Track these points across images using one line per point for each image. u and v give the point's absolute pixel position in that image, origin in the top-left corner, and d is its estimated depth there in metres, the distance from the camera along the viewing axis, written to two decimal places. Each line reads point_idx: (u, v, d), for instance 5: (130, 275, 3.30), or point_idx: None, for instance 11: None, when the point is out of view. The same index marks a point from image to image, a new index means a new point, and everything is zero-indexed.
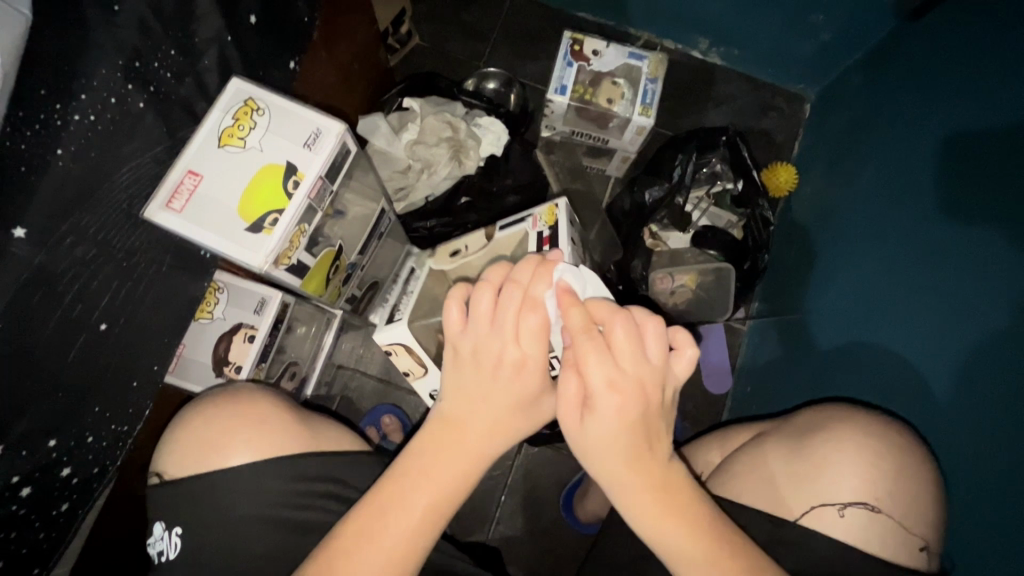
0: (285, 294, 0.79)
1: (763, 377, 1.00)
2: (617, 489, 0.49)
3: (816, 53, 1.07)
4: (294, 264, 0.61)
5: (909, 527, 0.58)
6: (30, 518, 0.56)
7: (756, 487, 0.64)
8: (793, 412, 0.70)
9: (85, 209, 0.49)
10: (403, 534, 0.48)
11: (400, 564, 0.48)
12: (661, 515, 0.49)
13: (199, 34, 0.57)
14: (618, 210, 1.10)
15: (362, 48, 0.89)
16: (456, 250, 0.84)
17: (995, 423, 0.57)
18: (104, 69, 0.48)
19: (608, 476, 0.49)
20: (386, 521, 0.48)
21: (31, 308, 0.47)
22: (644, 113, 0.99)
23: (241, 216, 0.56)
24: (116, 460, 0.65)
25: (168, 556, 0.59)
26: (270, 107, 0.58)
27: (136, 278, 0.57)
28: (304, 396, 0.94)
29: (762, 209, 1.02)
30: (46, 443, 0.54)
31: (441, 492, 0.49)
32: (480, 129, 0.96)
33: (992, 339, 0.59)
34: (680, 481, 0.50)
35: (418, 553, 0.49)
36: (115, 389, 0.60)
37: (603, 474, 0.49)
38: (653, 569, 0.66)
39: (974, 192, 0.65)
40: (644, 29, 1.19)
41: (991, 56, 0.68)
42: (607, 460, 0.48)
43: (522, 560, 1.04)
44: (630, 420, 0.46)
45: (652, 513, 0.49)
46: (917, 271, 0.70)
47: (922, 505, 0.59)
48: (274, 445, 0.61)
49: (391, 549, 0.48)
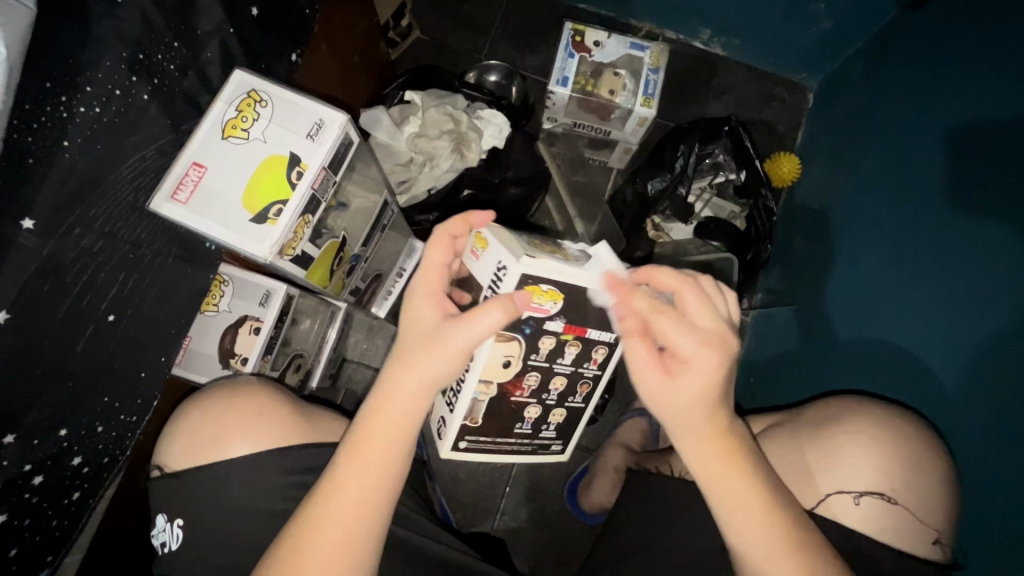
0: (289, 286, 0.78)
1: (766, 369, 1.00)
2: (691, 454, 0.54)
3: (817, 43, 1.07)
4: (298, 255, 0.60)
5: (924, 520, 0.59)
6: (42, 506, 0.57)
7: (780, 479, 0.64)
8: (808, 403, 0.71)
9: (91, 200, 0.50)
10: (366, 481, 0.52)
11: (371, 509, 0.52)
12: (726, 467, 0.53)
13: (200, 26, 0.57)
14: (620, 201, 1.10)
15: (362, 40, 0.90)
16: (343, 252, 0.72)
17: (999, 410, 0.58)
18: (107, 62, 0.49)
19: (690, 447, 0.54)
20: (343, 467, 0.53)
21: (40, 298, 0.48)
22: (645, 104, 0.99)
23: (245, 207, 0.55)
24: (124, 450, 0.66)
25: (170, 547, 0.60)
26: (273, 99, 0.58)
27: (142, 270, 0.58)
28: (308, 388, 0.93)
29: (764, 198, 1.01)
30: (57, 432, 0.55)
31: (385, 435, 0.53)
32: (482, 122, 0.96)
33: (1002, 329, 0.59)
34: (738, 433, 0.54)
35: (374, 506, 0.53)
36: (122, 380, 0.60)
37: (688, 444, 0.54)
38: (654, 557, 0.67)
39: (981, 181, 0.65)
40: (646, 20, 1.19)
41: (995, 42, 0.68)
42: (688, 412, 0.52)
43: (525, 550, 1.05)
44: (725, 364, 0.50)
45: (718, 471, 0.53)
46: (926, 261, 0.69)
47: (936, 498, 0.59)
48: (273, 437, 0.62)
49: (360, 492, 0.52)
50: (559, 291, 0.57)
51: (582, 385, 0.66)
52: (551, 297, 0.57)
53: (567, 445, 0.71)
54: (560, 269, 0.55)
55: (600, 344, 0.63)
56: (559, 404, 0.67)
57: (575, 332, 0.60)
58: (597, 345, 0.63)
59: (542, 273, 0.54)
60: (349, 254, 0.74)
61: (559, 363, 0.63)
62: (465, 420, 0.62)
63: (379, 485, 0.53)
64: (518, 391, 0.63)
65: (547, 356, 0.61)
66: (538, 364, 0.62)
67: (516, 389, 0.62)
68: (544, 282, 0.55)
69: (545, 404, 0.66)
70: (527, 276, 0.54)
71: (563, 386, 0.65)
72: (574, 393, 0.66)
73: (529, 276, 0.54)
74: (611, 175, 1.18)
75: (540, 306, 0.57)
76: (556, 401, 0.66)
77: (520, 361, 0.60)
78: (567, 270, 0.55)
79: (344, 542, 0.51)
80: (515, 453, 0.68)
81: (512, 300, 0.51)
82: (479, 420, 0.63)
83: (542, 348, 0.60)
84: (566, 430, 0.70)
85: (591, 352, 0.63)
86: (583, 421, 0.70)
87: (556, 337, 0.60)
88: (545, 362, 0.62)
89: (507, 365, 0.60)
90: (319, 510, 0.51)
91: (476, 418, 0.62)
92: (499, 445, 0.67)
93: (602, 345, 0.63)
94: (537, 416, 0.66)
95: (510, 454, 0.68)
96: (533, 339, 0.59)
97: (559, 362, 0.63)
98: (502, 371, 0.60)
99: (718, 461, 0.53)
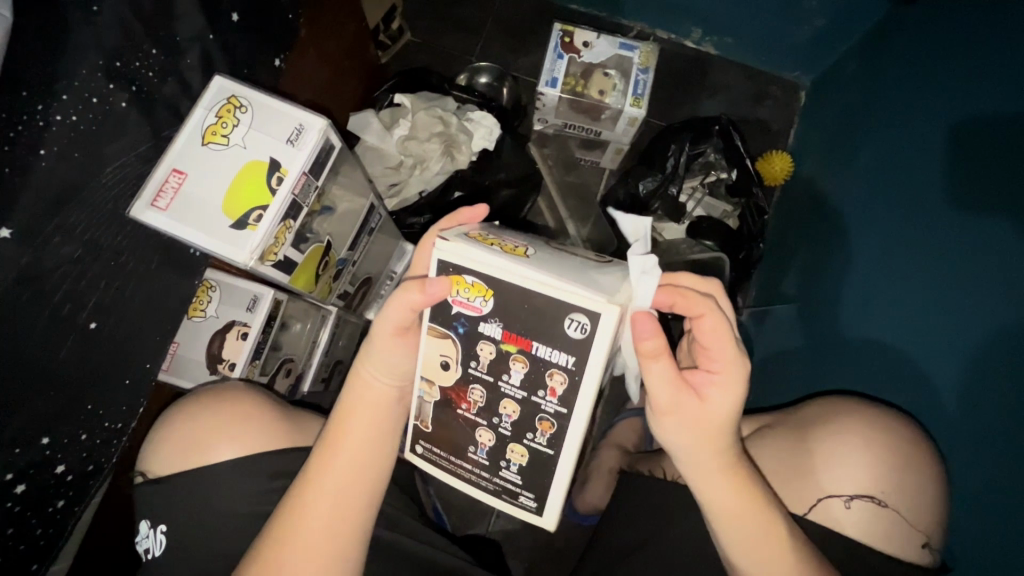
0: (277, 292, 0.77)
1: (761, 369, 0.99)
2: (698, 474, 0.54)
3: (809, 41, 1.06)
4: (281, 260, 0.60)
5: (914, 523, 0.58)
6: (25, 515, 0.57)
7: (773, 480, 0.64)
8: (799, 403, 0.71)
9: (70, 208, 0.50)
10: (346, 474, 0.55)
11: (352, 503, 0.55)
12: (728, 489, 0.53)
13: (180, 33, 0.57)
14: (611, 201, 1.07)
15: (351, 43, 0.90)
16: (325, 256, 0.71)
17: (990, 409, 0.58)
18: (84, 70, 0.49)
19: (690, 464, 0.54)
20: (324, 463, 0.55)
21: (18, 306, 0.48)
22: (635, 105, 0.99)
23: (225, 213, 0.55)
24: (110, 457, 0.66)
25: (154, 554, 0.60)
26: (253, 104, 0.58)
27: (125, 276, 0.58)
28: (300, 394, 0.93)
29: (756, 197, 0.99)
30: (39, 440, 0.55)
31: (360, 426, 0.57)
32: (472, 124, 0.96)
33: (995, 330, 0.58)
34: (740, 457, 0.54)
35: (354, 501, 0.56)
36: (107, 387, 0.61)
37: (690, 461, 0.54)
38: (644, 559, 0.67)
39: (974, 179, 0.64)
40: (637, 20, 1.19)
41: (988, 39, 0.68)
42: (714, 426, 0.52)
43: (520, 552, 1.05)
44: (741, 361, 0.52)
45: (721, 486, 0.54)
46: (919, 260, 0.69)
47: (927, 501, 0.59)
48: (261, 441, 0.62)
49: (336, 487, 0.55)
50: (485, 285, 0.50)
51: (542, 422, 0.52)
52: (479, 293, 0.51)
53: (544, 508, 0.54)
54: (481, 258, 0.50)
55: (552, 366, 0.50)
56: (517, 439, 0.53)
57: (518, 345, 0.50)
58: (549, 369, 0.50)
59: (460, 261, 0.51)
60: (331, 258, 0.72)
61: (506, 383, 0.52)
62: (417, 421, 0.57)
63: (358, 471, 0.56)
64: (464, 404, 0.55)
65: (491, 369, 0.52)
66: (481, 376, 0.53)
67: (462, 401, 0.55)
68: (467, 273, 0.51)
69: (499, 433, 0.54)
70: (446, 263, 0.51)
71: (515, 415, 0.52)
72: (533, 429, 0.52)
73: (448, 264, 0.51)
74: (604, 174, 1.17)
75: (467, 302, 0.51)
76: (513, 434, 0.53)
77: (459, 367, 0.53)
78: (496, 262, 0.50)
79: (331, 531, 0.54)
80: (479, 491, 0.56)
81: (419, 286, 0.51)
82: (431, 427, 0.57)
83: (482, 355, 0.52)
84: (540, 481, 0.53)
85: (545, 378, 0.51)
86: (563, 478, 0.52)
87: (494, 346, 0.51)
88: (490, 377, 0.53)
89: (447, 367, 0.54)
90: (308, 505, 0.54)
91: (426, 423, 0.57)
92: (457, 469, 0.57)
93: (555, 369, 0.50)
94: (492, 445, 0.54)
95: (476, 491, 0.56)
96: (469, 343, 0.52)
97: (506, 381, 0.52)
98: (444, 374, 0.54)
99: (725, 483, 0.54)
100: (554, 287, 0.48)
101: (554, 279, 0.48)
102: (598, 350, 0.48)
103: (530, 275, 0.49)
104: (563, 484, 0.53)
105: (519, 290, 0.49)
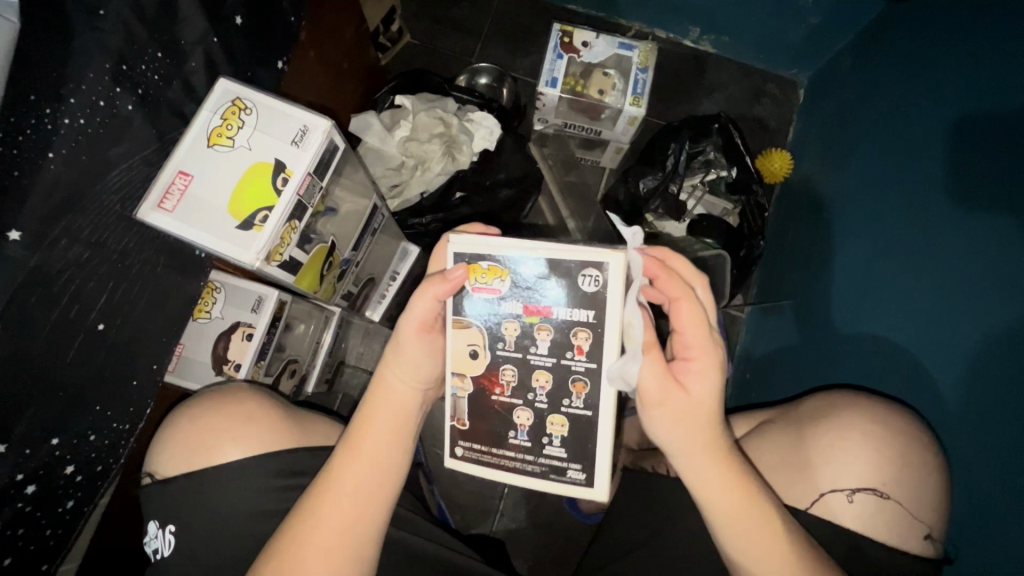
0: (281, 293, 0.78)
1: (761, 366, 1.00)
2: (698, 482, 0.54)
3: (806, 39, 1.07)
4: (286, 261, 0.61)
5: (915, 514, 0.59)
6: (34, 515, 0.58)
7: (780, 480, 0.64)
8: (801, 398, 0.71)
9: (78, 211, 0.51)
10: (364, 473, 0.56)
11: (367, 503, 0.55)
12: (731, 492, 0.53)
13: (183, 36, 0.58)
14: (613, 200, 1.09)
15: (351, 45, 0.90)
16: (331, 254, 0.71)
17: (993, 402, 0.58)
18: (91, 74, 0.49)
19: (694, 475, 0.54)
20: (337, 465, 0.56)
21: (28, 308, 0.48)
22: (634, 104, 0.99)
23: (231, 214, 0.55)
24: (118, 458, 0.66)
25: (162, 554, 0.61)
26: (258, 106, 0.58)
27: (131, 279, 0.58)
28: (304, 395, 0.93)
29: (756, 195, 1.00)
30: (48, 442, 0.55)
31: (382, 427, 0.57)
32: (472, 124, 0.96)
33: (997, 324, 0.58)
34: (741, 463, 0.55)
35: (375, 500, 0.56)
36: (115, 388, 0.61)
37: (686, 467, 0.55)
38: (650, 555, 0.67)
39: (974, 174, 0.64)
40: (635, 20, 1.19)
41: (986, 35, 0.68)
42: (700, 420, 0.53)
43: (525, 551, 1.05)
44: (719, 342, 0.54)
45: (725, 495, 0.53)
46: (921, 256, 0.69)
47: (926, 490, 0.59)
48: (271, 441, 0.62)
49: (357, 482, 0.55)
50: (501, 266, 0.54)
51: (576, 383, 0.55)
52: (496, 275, 0.54)
53: (592, 476, 0.56)
54: (489, 243, 0.54)
55: (576, 325, 0.53)
56: (555, 410, 0.56)
57: (539, 314, 0.54)
58: (573, 329, 0.53)
59: (474, 250, 0.54)
60: (337, 255, 0.73)
61: (535, 355, 0.55)
62: (452, 421, 0.59)
63: (377, 472, 0.56)
64: (497, 389, 0.57)
65: (518, 346, 0.55)
66: (510, 355, 0.56)
67: (495, 385, 0.57)
68: (482, 259, 0.54)
69: (537, 409, 0.56)
70: (461, 254, 0.55)
71: (549, 384, 0.55)
72: (569, 394, 0.55)
73: (462, 255, 0.55)
74: (604, 173, 1.20)
75: (486, 286, 0.54)
76: (550, 406, 0.56)
77: (490, 352, 0.56)
78: (505, 242, 0.53)
79: (343, 530, 0.54)
80: (527, 476, 0.58)
81: (441, 276, 0.54)
82: (467, 424, 0.58)
83: (507, 335, 0.55)
84: (578, 454, 0.56)
85: (570, 339, 0.54)
86: (604, 441, 0.55)
87: (518, 321, 0.54)
88: (519, 353, 0.55)
89: (475, 356, 0.56)
90: (319, 507, 0.54)
91: (461, 419, 0.58)
92: (501, 461, 0.58)
93: (580, 328, 0.53)
94: (532, 425, 0.56)
95: (522, 478, 0.58)
96: (494, 327, 0.55)
97: (534, 353, 0.55)
98: (472, 362, 0.56)
99: (731, 493, 0.53)
100: (572, 251, 0.52)
101: (564, 246, 0.52)
102: (612, 299, 0.52)
103: (540, 246, 0.53)
104: (608, 448, 0.55)
105: (532, 262, 0.53)
